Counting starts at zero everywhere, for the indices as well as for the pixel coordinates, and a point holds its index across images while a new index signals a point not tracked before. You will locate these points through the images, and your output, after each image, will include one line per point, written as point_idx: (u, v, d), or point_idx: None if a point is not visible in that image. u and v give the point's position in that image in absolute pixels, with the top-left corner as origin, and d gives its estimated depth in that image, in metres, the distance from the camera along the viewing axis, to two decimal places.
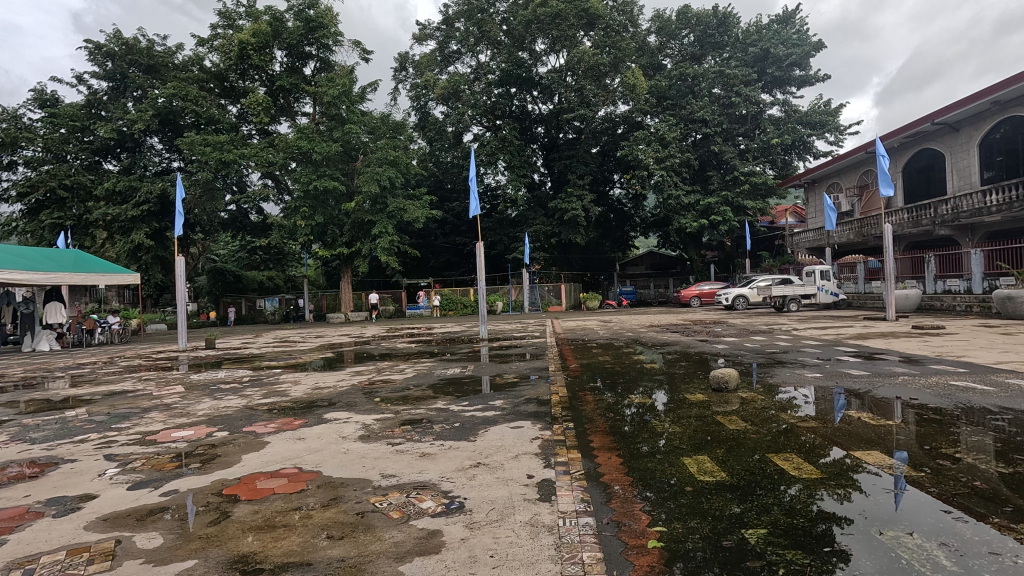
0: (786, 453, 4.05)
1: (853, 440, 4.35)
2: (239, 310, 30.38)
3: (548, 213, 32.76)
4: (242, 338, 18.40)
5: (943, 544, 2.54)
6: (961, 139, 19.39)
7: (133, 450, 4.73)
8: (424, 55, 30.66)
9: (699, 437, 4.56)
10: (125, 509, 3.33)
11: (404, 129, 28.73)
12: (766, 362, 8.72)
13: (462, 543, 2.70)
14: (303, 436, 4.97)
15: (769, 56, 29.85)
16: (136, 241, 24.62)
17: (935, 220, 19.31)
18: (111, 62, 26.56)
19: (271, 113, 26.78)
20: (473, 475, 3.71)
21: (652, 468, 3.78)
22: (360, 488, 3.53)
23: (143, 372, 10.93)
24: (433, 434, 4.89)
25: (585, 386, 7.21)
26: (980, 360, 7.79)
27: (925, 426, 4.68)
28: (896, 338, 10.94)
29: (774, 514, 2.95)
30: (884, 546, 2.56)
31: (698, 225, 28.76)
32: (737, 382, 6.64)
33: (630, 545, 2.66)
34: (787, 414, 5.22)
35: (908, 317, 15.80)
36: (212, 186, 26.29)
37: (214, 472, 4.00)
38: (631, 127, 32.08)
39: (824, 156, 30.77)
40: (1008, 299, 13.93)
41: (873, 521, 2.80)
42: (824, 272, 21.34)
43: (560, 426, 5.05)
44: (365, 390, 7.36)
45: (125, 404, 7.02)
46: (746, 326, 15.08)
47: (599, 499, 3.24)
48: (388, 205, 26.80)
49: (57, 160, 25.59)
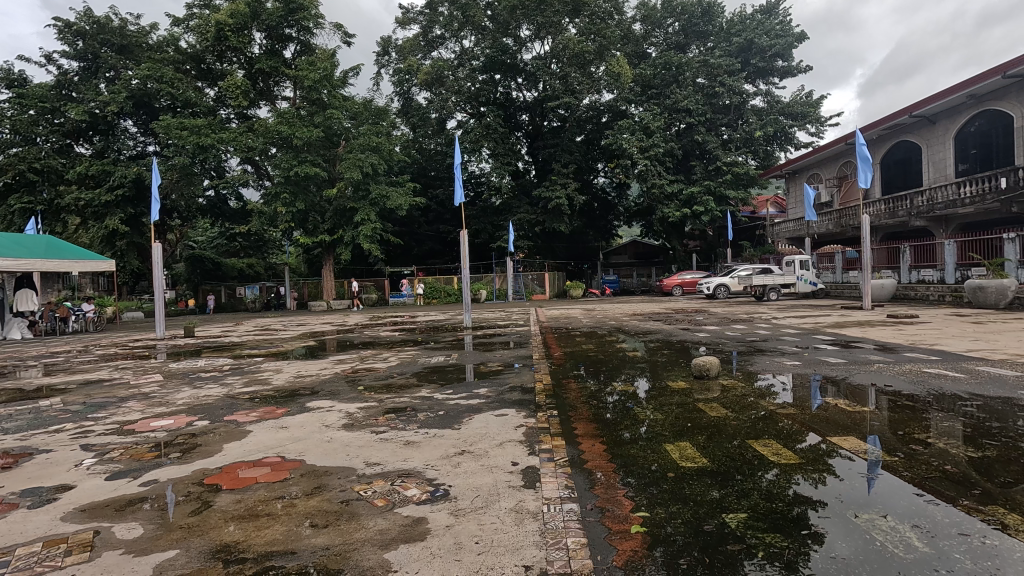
0: (764, 439, 4.13)
1: (830, 427, 4.45)
2: (219, 298, 30.13)
3: (532, 200, 32.71)
4: (222, 327, 18.21)
5: (915, 526, 2.61)
6: (938, 132, 19.73)
7: (111, 439, 4.64)
8: (407, 40, 30.30)
9: (680, 425, 4.62)
10: (103, 499, 3.27)
11: (387, 115, 28.26)
12: (747, 350, 8.85)
13: (447, 530, 2.71)
14: (285, 425, 4.93)
15: (752, 47, 30.07)
16: (109, 227, 24.03)
17: (911, 212, 19.65)
18: (82, 41, 25.59)
19: (249, 96, 26.22)
20: (457, 463, 3.72)
21: (635, 455, 3.83)
22: (344, 477, 3.51)
23: (118, 361, 10.69)
24: (417, 422, 4.89)
25: (569, 374, 7.26)
26: (952, 348, 8.00)
27: (897, 412, 4.82)
28: (872, 327, 11.17)
29: (753, 498, 3.02)
30: (859, 529, 2.62)
31: (680, 214, 29.05)
32: (717, 370, 6.74)
33: (612, 530, 2.70)
34: (766, 401, 5.32)
35: (883, 306, 16.23)
36: (190, 170, 25.51)
37: (195, 462, 3.96)
38: (615, 116, 32.15)
39: (805, 147, 31.19)
40: (979, 289, 14.34)
41: (848, 505, 2.87)
42: (804, 261, 21.88)
43: (544, 413, 5.08)
44: (348, 379, 7.33)
45: (101, 394, 6.88)
46: (726, 315, 15.36)
47: (582, 486, 3.26)
48: (371, 192, 26.49)
49: (26, 142, 24.79)
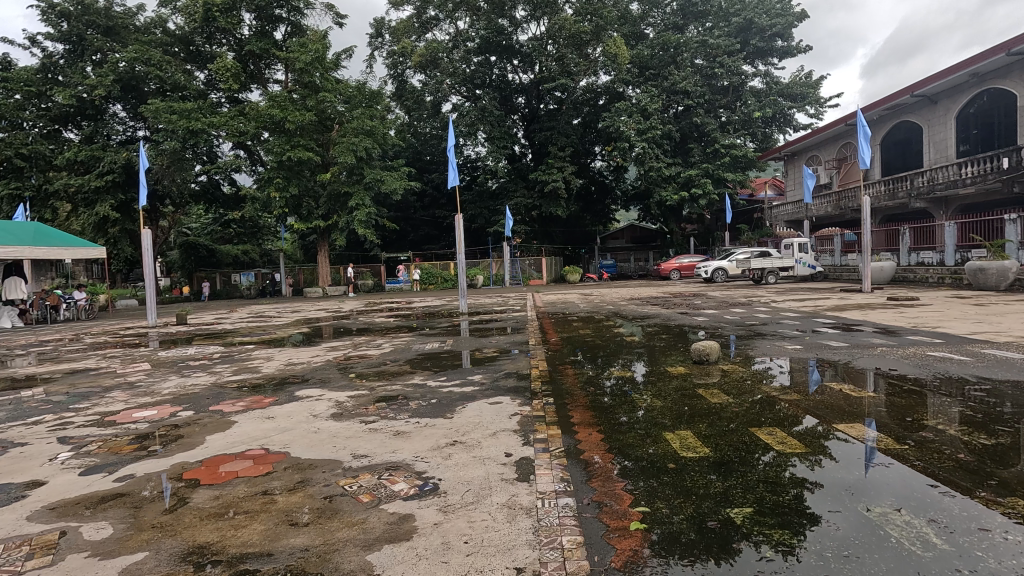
0: (767, 427, 3.97)
1: (835, 413, 4.30)
2: (213, 285, 29.91)
3: (529, 184, 32.34)
4: (216, 314, 18.04)
5: (932, 521, 2.45)
6: (939, 111, 19.44)
7: (89, 432, 4.47)
8: (401, 21, 29.62)
9: (678, 411, 4.48)
10: (74, 496, 3.11)
11: (381, 99, 27.84)
12: (746, 334, 8.71)
13: (434, 528, 2.55)
14: (272, 415, 4.76)
15: (752, 27, 29.59)
16: (100, 214, 23.71)
17: (911, 193, 19.44)
18: (66, 23, 24.94)
19: (240, 79, 25.71)
20: (448, 455, 3.56)
21: (634, 445, 3.66)
22: (329, 470, 3.35)
23: (107, 349, 10.49)
24: (409, 411, 4.72)
25: (566, 359, 7.13)
26: (955, 330, 7.88)
27: (899, 396, 4.69)
28: (872, 309, 11.05)
29: (759, 492, 2.86)
30: (873, 525, 2.46)
31: (678, 197, 28.82)
32: (717, 355, 6.59)
33: (611, 528, 2.54)
34: (766, 387, 5.17)
35: (882, 289, 16.09)
36: (180, 156, 24.85)
37: (175, 456, 3.79)
38: (612, 98, 31.57)
39: (804, 129, 30.91)
40: (979, 270, 14.21)
41: (859, 498, 2.72)
42: (802, 244, 21.75)
43: (540, 400, 4.95)
44: (340, 366, 7.18)
45: (86, 383, 6.71)
46: (724, 298, 15.27)
47: (579, 478, 3.11)
48: (365, 175, 26.23)
49: (13, 127, 24.25)
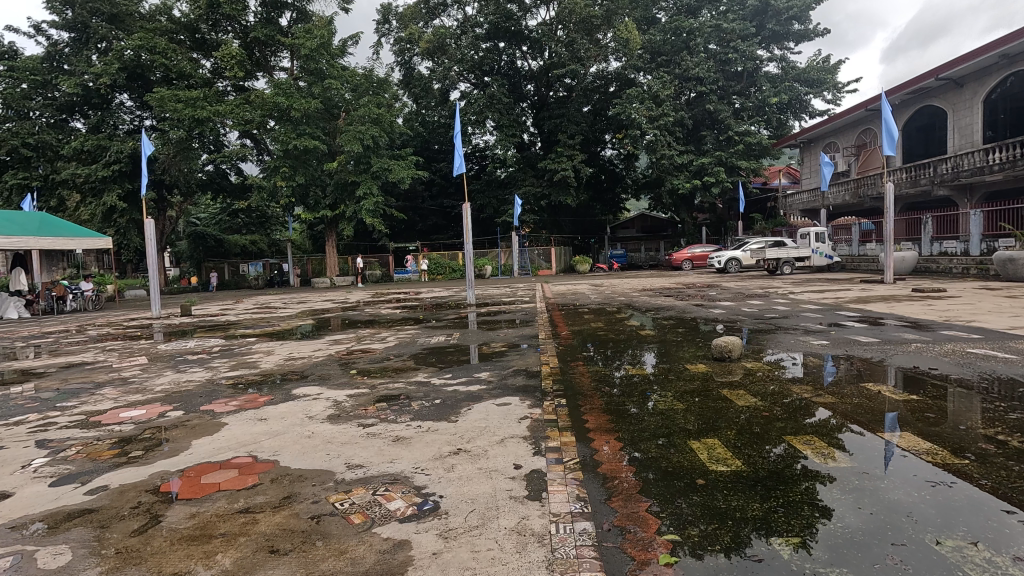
0: (805, 435, 3.55)
1: (878, 417, 3.91)
2: (223, 276, 29.84)
3: (537, 172, 31.78)
4: (221, 304, 17.89)
5: (1017, 560, 2.09)
6: (965, 96, 18.70)
7: (71, 434, 4.19)
8: (408, 7, 29.21)
9: (703, 415, 4.10)
10: (36, 513, 2.80)
11: (388, 86, 27.37)
12: (765, 328, 8.29)
13: (434, 560, 2.22)
14: (265, 416, 4.45)
15: (768, 10, 28.69)
16: (108, 203, 23.50)
17: (934, 180, 18.77)
18: (71, 10, 24.58)
19: (246, 67, 25.32)
20: (451, 466, 3.22)
21: (656, 456, 3.29)
22: (319, 484, 3.03)
23: (107, 342, 10.20)
24: (410, 413, 4.40)
25: (578, 355, 6.75)
26: (992, 325, 7.43)
27: (943, 399, 4.28)
28: (898, 301, 10.55)
29: (807, 517, 2.49)
30: (947, 562, 2.09)
31: (690, 185, 28.20)
32: (739, 351, 6.18)
33: (636, 562, 2.20)
34: (796, 387, 4.77)
35: (904, 280, 15.52)
36: (187, 145, 24.60)
37: (156, 463, 3.49)
38: (623, 85, 30.86)
39: (820, 115, 30.10)
40: (1009, 261, 13.63)
41: (925, 527, 2.34)
42: (819, 234, 21.12)
43: (551, 402, 4.59)
44: (342, 362, 6.85)
45: (77, 380, 6.42)
46: (740, 290, 14.75)
47: (597, 497, 2.77)
48: (372, 165, 25.86)
49: (20, 117, 24.17)
